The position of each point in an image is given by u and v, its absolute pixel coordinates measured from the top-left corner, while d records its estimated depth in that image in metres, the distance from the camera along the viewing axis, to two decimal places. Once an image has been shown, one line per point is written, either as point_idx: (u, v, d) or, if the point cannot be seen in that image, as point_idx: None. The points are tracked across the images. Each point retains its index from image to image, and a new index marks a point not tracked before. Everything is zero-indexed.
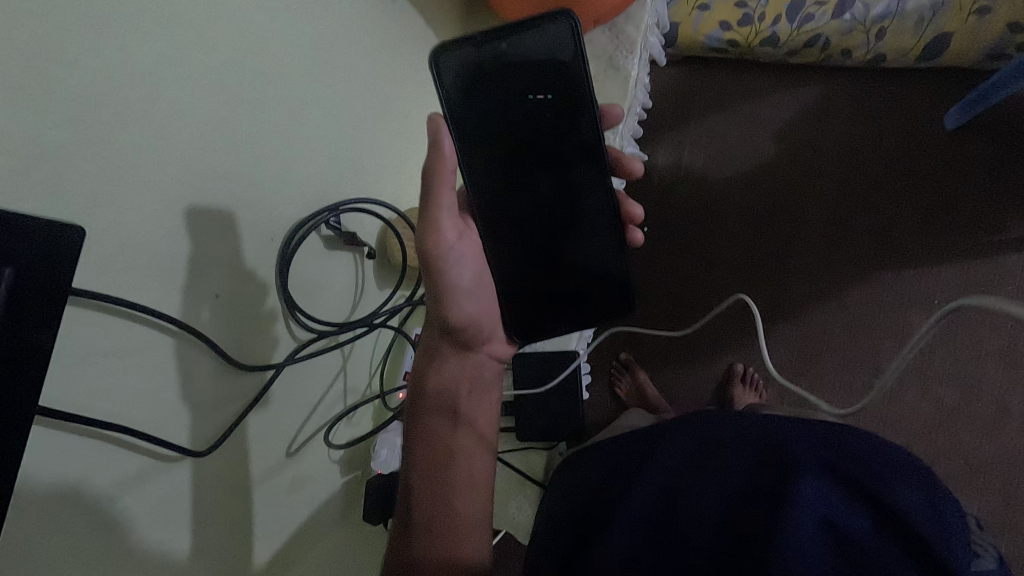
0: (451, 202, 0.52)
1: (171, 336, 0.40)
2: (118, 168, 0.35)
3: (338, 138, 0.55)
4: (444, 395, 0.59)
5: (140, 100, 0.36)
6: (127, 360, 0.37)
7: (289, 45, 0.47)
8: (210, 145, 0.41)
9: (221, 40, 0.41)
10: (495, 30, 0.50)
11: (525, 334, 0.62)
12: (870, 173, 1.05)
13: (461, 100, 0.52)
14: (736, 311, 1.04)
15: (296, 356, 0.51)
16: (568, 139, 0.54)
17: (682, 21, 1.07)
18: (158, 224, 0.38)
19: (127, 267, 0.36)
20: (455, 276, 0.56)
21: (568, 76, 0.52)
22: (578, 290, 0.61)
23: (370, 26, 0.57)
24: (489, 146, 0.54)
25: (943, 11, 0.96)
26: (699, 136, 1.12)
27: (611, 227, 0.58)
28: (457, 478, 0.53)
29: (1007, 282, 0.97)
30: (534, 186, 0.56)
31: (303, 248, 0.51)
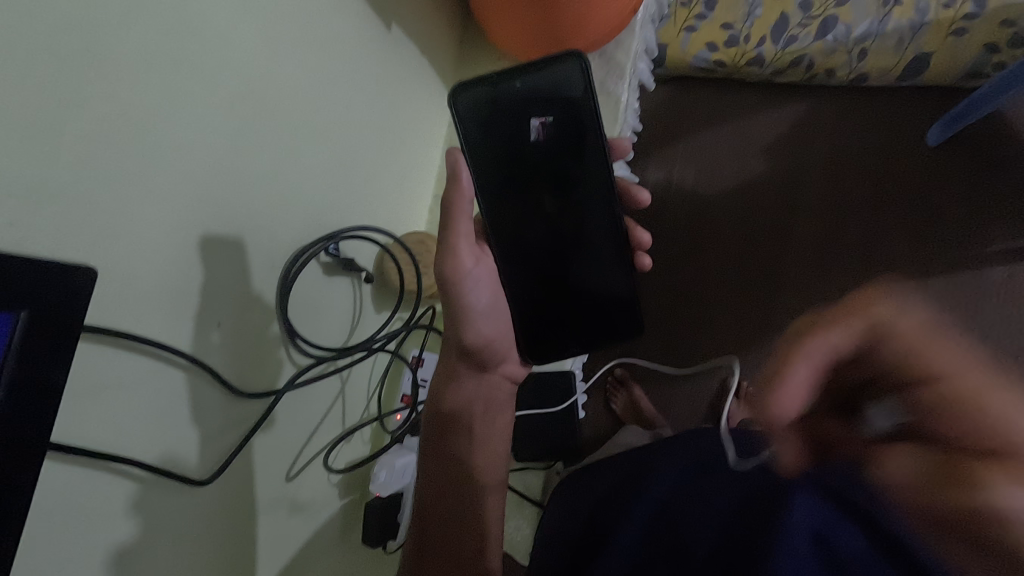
0: (468, 231, 0.55)
1: (184, 369, 0.41)
2: (137, 201, 0.35)
3: (337, 164, 0.55)
4: (461, 415, 0.60)
5: (160, 130, 0.36)
6: (144, 395, 0.38)
7: (296, 76, 0.48)
8: (219, 175, 0.41)
9: (233, 72, 0.41)
10: (507, 71, 0.55)
11: (538, 356, 0.65)
12: (857, 189, 1.07)
13: (476, 135, 0.57)
14: (731, 326, 1.06)
15: (295, 381, 0.52)
16: (578, 169, 0.58)
17: (670, 43, 1.09)
18: (171, 254, 0.38)
19: (138, 299, 0.36)
20: (472, 300, 0.58)
21: (575, 110, 0.56)
22: (588, 313, 0.63)
23: (372, 55, 0.58)
24: (504, 176, 0.58)
25: (922, 31, 0.99)
26: (689, 155, 1.14)
27: (618, 250, 0.61)
28: (472, 494, 0.56)
29: (994, 293, 0.98)
30: (545, 212, 0.59)
31: (304, 275, 0.52)
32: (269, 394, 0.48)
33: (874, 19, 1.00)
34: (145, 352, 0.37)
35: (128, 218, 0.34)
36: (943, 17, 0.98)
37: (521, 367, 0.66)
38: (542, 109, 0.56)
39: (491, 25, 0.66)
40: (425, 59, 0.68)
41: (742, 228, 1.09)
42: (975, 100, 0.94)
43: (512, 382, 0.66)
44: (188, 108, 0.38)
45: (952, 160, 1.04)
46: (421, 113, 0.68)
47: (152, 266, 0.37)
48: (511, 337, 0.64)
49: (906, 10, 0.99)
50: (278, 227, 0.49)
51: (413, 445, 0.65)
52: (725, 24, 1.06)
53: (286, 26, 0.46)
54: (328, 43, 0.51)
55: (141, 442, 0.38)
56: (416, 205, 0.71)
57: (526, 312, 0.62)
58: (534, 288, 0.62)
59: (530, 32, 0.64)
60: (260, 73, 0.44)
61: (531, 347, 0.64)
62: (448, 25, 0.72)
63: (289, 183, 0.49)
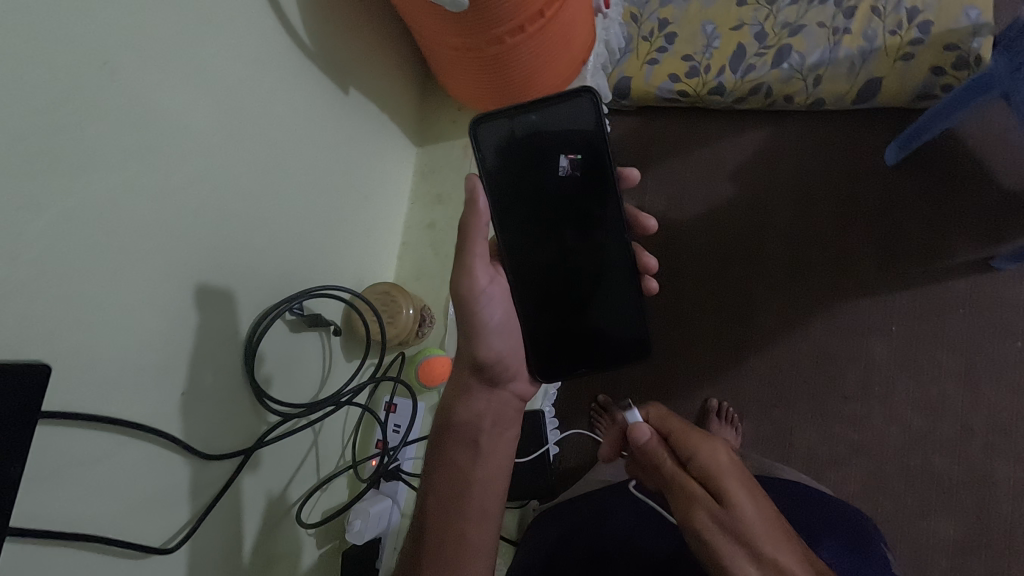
0: (484, 252, 0.56)
1: (182, 454, 0.45)
2: (92, 274, 0.36)
3: (297, 223, 0.57)
4: (468, 428, 0.60)
5: (115, 199, 0.37)
6: (141, 476, 0.42)
7: (244, 139, 0.49)
8: (180, 241, 0.43)
9: (191, 144, 0.43)
10: (526, 105, 0.55)
11: (546, 372, 0.62)
12: (824, 211, 1.06)
13: (494, 164, 0.57)
14: (708, 349, 1.05)
15: (267, 438, 0.54)
16: (591, 200, 0.58)
17: (634, 75, 1.12)
18: (134, 319, 0.40)
19: (98, 369, 0.38)
20: (485, 317, 0.58)
21: (591, 144, 0.56)
22: (599, 342, 0.62)
23: (326, 111, 0.60)
24: (517, 205, 0.58)
25: (872, 57, 1.00)
26: (657, 184, 1.14)
27: (627, 282, 0.60)
28: (471, 506, 0.56)
29: (955, 308, 0.97)
30: (557, 242, 0.59)
31: (269, 336, 0.54)
32: (236, 455, 0.50)
33: (826, 48, 1.03)
34: (145, 440, 0.42)
35: (99, 290, 0.37)
36: (890, 43, 0.99)
37: (531, 385, 0.64)
38: (557, 140, 0.56)
39: (448, 79, 0.70)
40: (383, 111, 0.71)
41: (715, 248, 1.09)
42: (926, 122, 0.92)
43: (520, 401, 0.65)
44: (151, 181, 0.40)
45: (907, 181, 1.03)
46: (383, 164, 0.71)
47: (127, 337, 0.39)
48: (522, 357, 0.62)
49: (854, 38, 1.02)
50: (241, 285, 0.50)
51: (390, 491, 0.67)
52: (685, 56, 1.10)
53: (240, 102, 0.48)
54: (274, 105, 0.52)
55: (125, 518, 0.41)
56: (382, 254, 0.73)
57: (538, 337, 0.61)
58: (547, 315, 0.61)
59: (490, 93, 0.69)
60: (210, 144, 0.45)
61: (541, 372, 0.62)
62: (405, 81, 0.75)
63: (250, 243, 0.51)
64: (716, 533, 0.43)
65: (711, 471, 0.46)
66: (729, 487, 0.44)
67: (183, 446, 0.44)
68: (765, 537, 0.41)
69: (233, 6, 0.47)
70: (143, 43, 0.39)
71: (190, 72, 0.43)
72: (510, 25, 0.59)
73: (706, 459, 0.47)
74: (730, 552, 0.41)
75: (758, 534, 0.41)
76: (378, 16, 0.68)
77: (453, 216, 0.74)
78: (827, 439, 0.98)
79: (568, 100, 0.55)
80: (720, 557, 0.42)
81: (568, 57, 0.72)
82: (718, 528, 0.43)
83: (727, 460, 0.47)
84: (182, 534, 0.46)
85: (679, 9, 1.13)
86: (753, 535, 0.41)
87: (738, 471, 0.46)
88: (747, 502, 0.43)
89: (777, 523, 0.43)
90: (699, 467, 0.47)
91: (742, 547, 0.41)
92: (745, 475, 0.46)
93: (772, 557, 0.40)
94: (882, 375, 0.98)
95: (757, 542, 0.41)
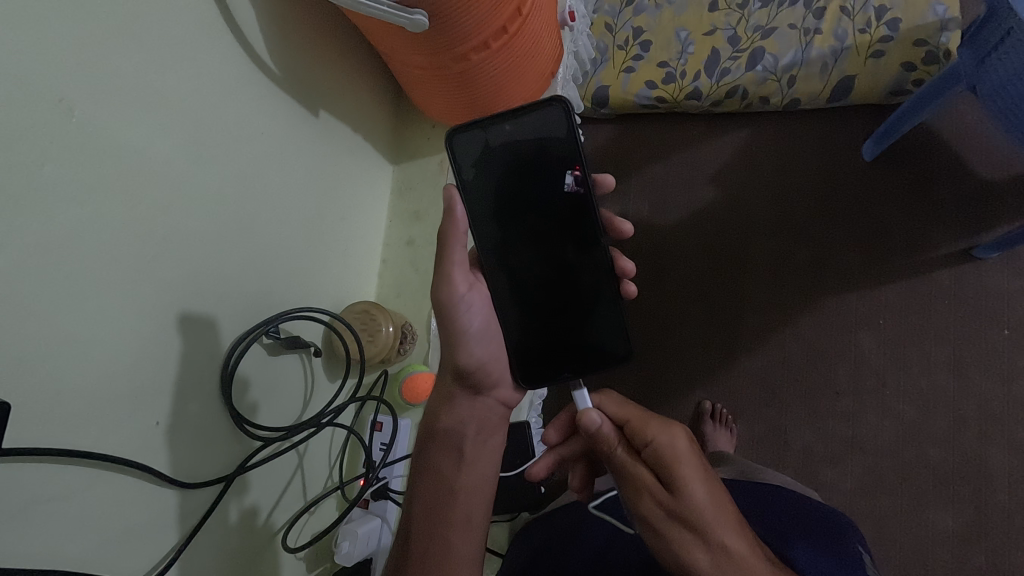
0: (462, 259, 0.56)
1: (170, 489, 0.47)
2: (48, 305, 0.36)
3: (267, 245, 0.56)
4: (452, 435, 0.60)
5: (75, 228, 0.37)
6: (125, 508, 0.43)
7: (203, 165, 0.48)
8: (145, 267, 0.43)
9: (150, 171, 0.43)
10: (498, 115, 0.55)
11: (529, 378, 0.60)
12: (805, 208, 1.05)
13: (471, 175, 0.57)
14: (697, 354, 1.03)
15: (248, 463, 0.54)
16: (567, 206, 0.57)
17: (611, 84, 1.11)
18: (101, 347, 0.40)
19: (62, 400, 0.37)
20: (464, 323, 0.58)
21: (565, 150, 0.56)
22: (583, 353, 0.60)
23: (291, 133, 0.60)
24: (495, 214, 0.58)
25: (843, 56, 1.01)
26: (640, 189, 1.12)
27: (608, 288, 0.59)
28: (456, 515, 0.56)
29: (941, 299, 0.97)
30: (536, 249, 0.58)
31: (246, 359, 0.53)
32: (217, 482, 0.50)
33: (798, 49, 1.03)
34: (132, 475, 0.43)
35: (62, 318, 0.37)
36: (861, 41, 1.00)
37: (515, 392, 0.63)
38: (532, 148, 0.57)
39: (420, 95, 0.71)
40: (352, 129, 0.71)
41: (700, 249, 1.07)
42: (905, 113, 0.92)
43: (506, 407, 0.64)
44: (115, 210, 0.40)
45: (882, 178, 1.03)
46: (355, 183, 0.72)
47: (102, 366, 0.40)
48: (505, 365, 0.61)
49: (826, 39, 1.02)
50: (217, 307, 0.50)
51: (380, 509, 0.67)
52: (661, 63, 1.09)
53: (204, 130, 0.48)
54: (234, 129, 0.52)
55: (99, 550, 0.41)
56: (358, 273, 0.73)
57: (523, 345, 0.60)
58: (530, 323, 0.60)
59: (457, 106, 0.70)
60: (168, 172, 0.45)
61: (526, 382, 0.61)
62: (375, 101, 0.76)
63: (224, 266, 0.51)
64: (662, 518, 0.43)
65: (665, 457, 0.45)
66: (681, 472, 0.44)
67: (171, 480, 0.46)
68: (713, 522, 0.41)
69: (191, 35, 0.47)
70: (103, 75, 0.39)
71: (146, 101, 0.43)
72: (474, 41, 0.61)
73: (660, 446, 0.46)
74: (678, 538, 0.42)
75: (707, 520, 0.42)
76: (340, 37, 0.67)
77: (431, 232, 0.75)
78: (821, 437, 0.96)
79: (540, 109, 0.55)
80: (668, 542, 0.42)
81: (533, 74, 0.74)
82: (666, 514, 0.43)
83: (684, 446, 0.46)
84: (163, 567, 0.46)
85: (653, 17, 1.12)
86: (701, 521, 0.41)
87: (694, 456, 0.45)
88: (698, 486, 0.43)
89: (728, 509, 0.43)
90: (653, 454, 0.47)
91: (690, 533, 0.42)
92: (700, 459, 0.45)
93: (716, 543, 0.41)
94: (873, 369, 0.97)
95: (706, 528, 0.41)
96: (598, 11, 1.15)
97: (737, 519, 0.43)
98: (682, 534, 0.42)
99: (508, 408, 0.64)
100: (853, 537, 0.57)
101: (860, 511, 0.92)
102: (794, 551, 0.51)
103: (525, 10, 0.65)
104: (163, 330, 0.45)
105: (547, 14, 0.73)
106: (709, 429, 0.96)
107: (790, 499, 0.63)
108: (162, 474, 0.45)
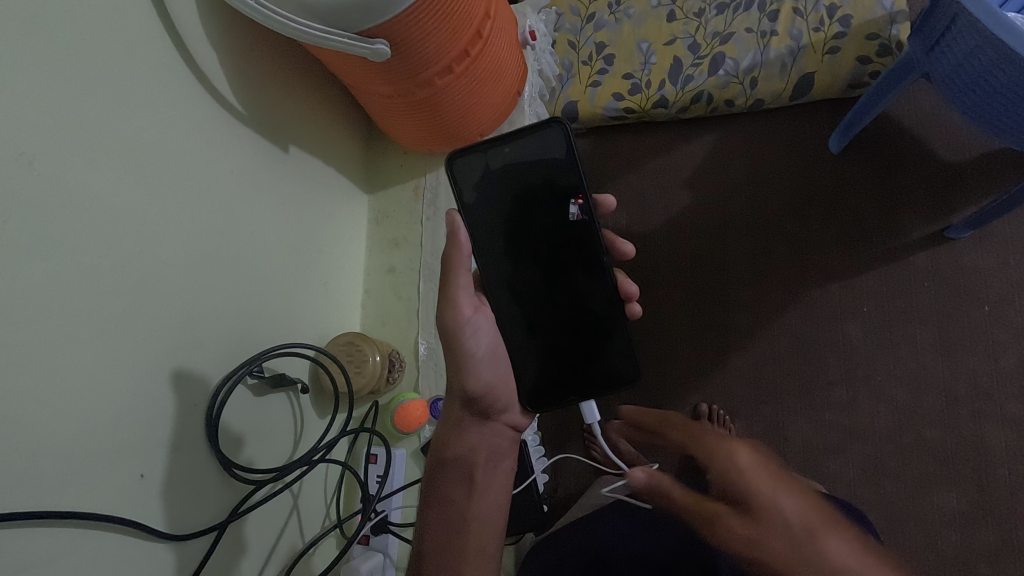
0: (467, 282, 0.56)
1: (167, 544, 0.46)
2: (13, 368, 0.35)
3: (245, 290, 0.56)
4: (461, 463, 0.58)
5: (34, 288, 0.36)
6: (125, 567, 0.42)
7: (167, 208, 0.47)
8: (115, 319, 0.42)
9: (112, 221, 0.42)
10: (498, 138, 0.56)
11: (542, 403, 0.60)
12: (781, 203, 1.06)
13: (472, 199, 0.57)
14: (690, 358, 1.03)
15: (242, 509, 0.53)
16: (569, 227, 0.57)
17: (579, 98, 1.12)
18: (74, 403, 0.38)
19: (34, 464, 0.36)
20: (471, 346, 0.57)
21: (564, 171, 0.57)
22: (595, 372, 0.60)
23: (260, 174, 0.59)
24: (497, 237, 0.57)
25: (800, 55, 1.03)
26: (618, 200, 1.13)
27: (614, 309, 0.59)
28: (467, 547, 0.53)
29: (922, 282, 0.98)
30: (540, 272, 0.58)
31: (230, 402, 0.52)
32: (210, 531, 0.49)
33: (756, 51, 1.04)
34: (129, 533, 0.42)
35: (25, 381, 0.35)
36: (816, 39, 1.02)
37: (524, 415, 0.63)
38: (533, 170, 0.57)
39: (388, 124, 0.72)
40: (319, 163, 0.70)
41: (682, 254, 1.07)
42: (863, 104, 0.95)
43: (516, 431, 0.63)
44: (81, 261, 0.39)
45: (851, 167, 1.04)
46: (328, 216, 0.71)
47: (84, 422, 0.39)
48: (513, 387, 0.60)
49: (782, 39, 1.03)
50: (195, 353, 0.49)
51: (381, 544, 0.66)
52: (626, 74, 1.10)
53: (167, 174, 0.48)
54: (195, 169, 0.51)
55: None
56: (339, 306, 0.72)
57: (532, 368, 0.60)
58: (538, 345, 0.59)
59: (427, 128, 0.71)
60: (132, 222, 0.44)
61: (537, 404, 0.60)
62: (341, 132, 0.75)
63: (204, 309, 0.50)
64: (754, 550, 0.41)
65: (732, 478, 0.43)
66: (753, 490, 0.42)
67: (167, 536, 0.45)
68: (806, 535, 0.39)
69: (147, 83, 0.46)
70: (57, 124, 0.38)
71: (106, 153, 0.42)
72: (437, 67, 0.62)
73: (720, 467, 0.44)
74: (780, 565, 0.39)
75: (808, 538, 0.40)
76: (298, 70, 0.67)
77: (414, 260, 0.76)
78: (819, 428, 0.96)
79: (539, 131, 0.56)
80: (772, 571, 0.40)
81: (499, 94, 0.75)
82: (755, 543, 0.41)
83: (746, 458, 0.44)
84: None
85: (613, 31, 1.13)
86: (796, 540, 0.40)
87: (760, 467, 0.43)
88: (777, 499, 0.41)
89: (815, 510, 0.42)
90: (721, 477, 0.44)
91: (789, 557, 0.39)
92: (770, 471, 0.43)
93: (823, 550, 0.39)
94: (861, 356, 0.98)
95: (803, 546, 0.39)
96: (559, 29, 1.15)
97: (829, 522, 0.41)
98: (778, 557, 0.39)
99: (519, 431, 0.63)
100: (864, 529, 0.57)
101: (865, 500, 0.92)
102: None
103: (485, 32, 0.66)
104: (150, 377, 0.44)
105: (507, 33, 0.74)
106: (707, 430, 0.96)
107: None
108: (158, 531, 0.44)
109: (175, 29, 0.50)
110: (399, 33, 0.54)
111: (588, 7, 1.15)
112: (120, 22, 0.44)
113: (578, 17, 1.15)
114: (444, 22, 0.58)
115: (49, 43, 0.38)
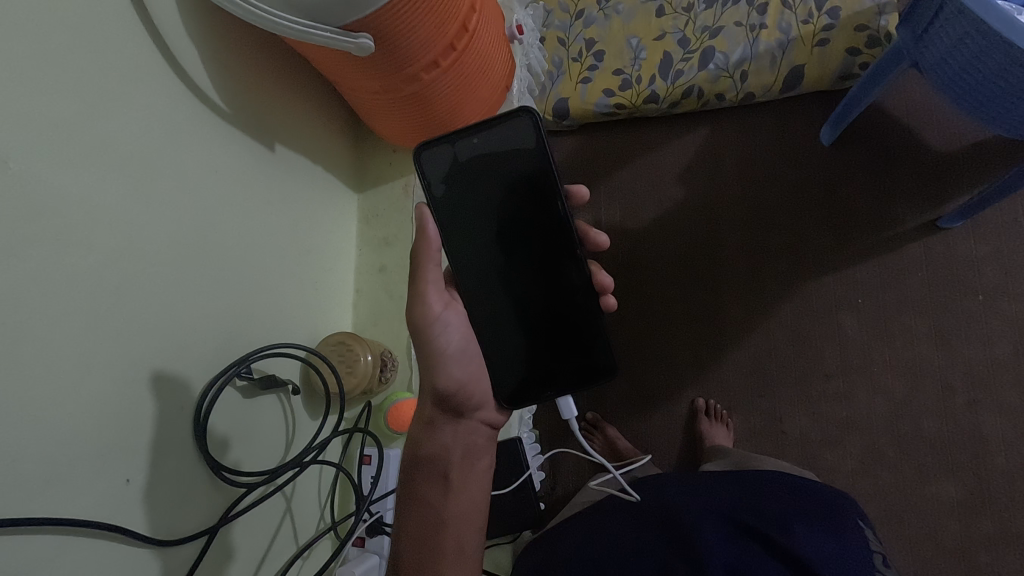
0: (436, 277, 0.56)
1: (153, 550, 0.45)
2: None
3: (230, 293, 0.55)
4: (436, 462, 0.57)
5: (12, 291, 0.35)
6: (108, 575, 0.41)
7: (150, 211, 0.47)
8: (94, 322, 0.41)
9: (93, 225, 0.41)
10: (467, 129, 0.55)
11: (517, 399, 0.59)
12: (771, 196, 1.06)
13: (441, 191, 0.56)
14: (685, 353, 1.03)
15: (233, 513, 0.52)
16: (542, 218, 0.57)
17: (570, 96, 1.11)
18: (53, 408, 0.37)
19: (12, 470, 0.35)
20: (441, 344, 0.56)
21: (534, 161, 0.56)
22: (572, 366, 0.59)
23: (245, 176, 0.59)
24: (469, 230, 0.57)
25: (790, 48, 1.03)
26: (610, 196, 1.12)
27: (589, 301, 0.58)
28: (446, 546, 0.53)
29: (913, 273, 0.98)
30: (513, 265, 0.58)
31: (218, 406, 0.52)
32: (200, 535, 0.48)
33: (746, 45, 1.04)
34: (114, 540, 0.42)
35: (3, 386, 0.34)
36: (805, 31, 1.02)
37: (500, 413, 0.61)
38: (503, 161, 0.56)
39: (376, 122, 0.72)
40: (307, 164, 0.69)
41: (673, 250, 1.07)
42: (856, 94, 0.94)
43: (492, 428, 0.61)
44: (59, 264, 0.39)
45: (842, 158, 1.04)
46: (317, 217, 0.70)
47: (65, 428, 0.38)
48: (489, 383, 0.59)
49: (771, 32, 1.04)
50: (177, 357, 0.48)
51: (377, 547, 0.65)
52: (616, 70, 1.10)
53: (148, 176, 0.47)
54: (177, 170, 0.50)
55: None
56: (328, 308, 0.72)
57: (507, 364, 0.59)
58: (513, 339, 0.59)
59: (412, 125, 0.70)
60: (113, 224, 0.43)
61: (513, 399, 0.59)
62: (327, 132, 0.75)
63: (189, 311, 0.50)
64: None
65: None
66: None
67: (152, 543, 0.44)
68: None
69: (126, 84, 0.46)
70: (32, 124, 0.38)
71: (84, 155, 0.41)
72: (424, 62, 0.61)
73: None
74: None
75: None
76: (283, 70, 0.66)
77: (404, 259, 0.76)
78: (816, 420, 0.96)
79: (509, 121, 0.55)
80: None
81: (486, 89, 0.74)
82: None
83: None
84: None
85: (603, 27, 1.13)
86: None
87: None
88: None
89: None
90: None
91: None
92: None
93: None
94: (857, 348, 0.97)
95: None
96: (548, 26, 1.15)
97: None
98: None
99: (495, 428, 0.62)
100: (853, 518, 0.57)
101: (864, 492, 0.92)
102: (815, 558, 0.49)
103: (471, 26, 0.65)
104: (131, 381, 0.43)
105: (493, 27, 0.73)
106: (704, 425, 0.95)
107: (791, 483, 0.61)
108: (144, 537, 0.43)
109: (156, 29, 0.49)
110: (383, 28, 0.54)
111: (577, 4, 1.15)
112: (98, 20, 0.43)
113: (567, 13, 1.15)
114: (429, 16, 0.57)
115: (25, 43, 0.38)
